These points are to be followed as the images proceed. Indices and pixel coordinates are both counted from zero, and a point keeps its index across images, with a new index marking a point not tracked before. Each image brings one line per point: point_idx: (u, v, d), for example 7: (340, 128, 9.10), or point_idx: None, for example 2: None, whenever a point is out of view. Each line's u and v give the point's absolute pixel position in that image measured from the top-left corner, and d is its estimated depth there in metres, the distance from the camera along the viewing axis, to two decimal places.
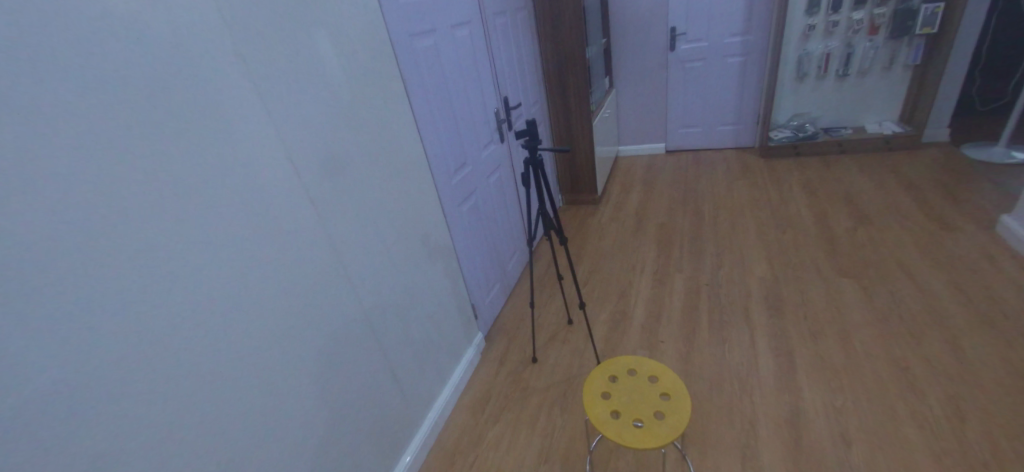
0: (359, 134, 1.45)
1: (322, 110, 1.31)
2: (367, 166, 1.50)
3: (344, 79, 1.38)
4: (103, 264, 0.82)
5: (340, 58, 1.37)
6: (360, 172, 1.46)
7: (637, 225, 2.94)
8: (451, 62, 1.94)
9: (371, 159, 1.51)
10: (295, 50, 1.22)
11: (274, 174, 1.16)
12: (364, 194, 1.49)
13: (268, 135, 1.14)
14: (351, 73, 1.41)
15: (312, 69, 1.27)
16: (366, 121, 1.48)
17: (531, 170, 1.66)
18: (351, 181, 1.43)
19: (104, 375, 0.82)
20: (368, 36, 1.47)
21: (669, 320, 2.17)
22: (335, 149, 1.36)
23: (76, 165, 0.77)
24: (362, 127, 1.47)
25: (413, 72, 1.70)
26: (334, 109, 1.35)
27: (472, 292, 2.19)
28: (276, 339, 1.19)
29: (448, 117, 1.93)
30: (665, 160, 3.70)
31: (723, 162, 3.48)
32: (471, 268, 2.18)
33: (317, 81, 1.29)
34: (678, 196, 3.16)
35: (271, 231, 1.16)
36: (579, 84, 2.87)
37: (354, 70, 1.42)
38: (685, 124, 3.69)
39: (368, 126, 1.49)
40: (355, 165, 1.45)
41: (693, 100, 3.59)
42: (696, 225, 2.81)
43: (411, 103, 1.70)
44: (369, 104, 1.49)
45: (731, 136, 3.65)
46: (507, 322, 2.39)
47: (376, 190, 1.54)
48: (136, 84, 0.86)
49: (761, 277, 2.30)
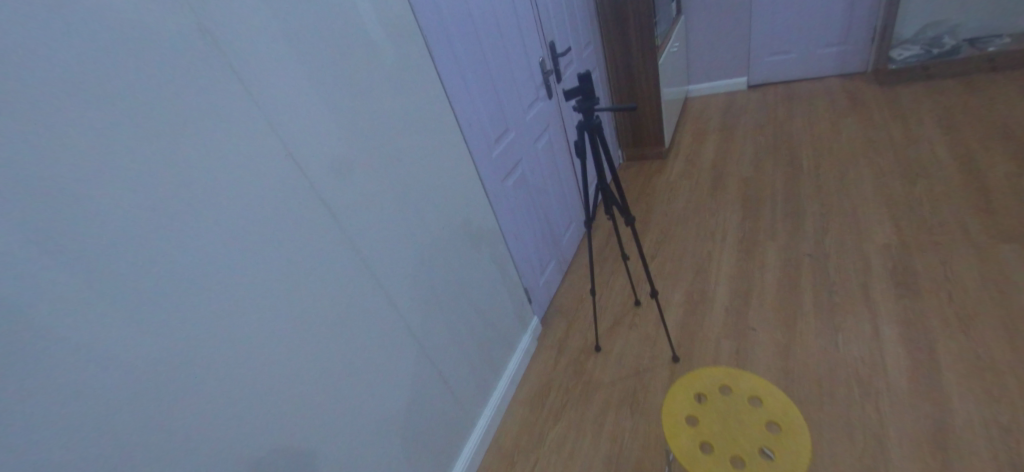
0: (385, 110, 1.15)
1: (336, 88, 1.01)
2: (397, 150, 1.21)
3: (358, 42, 1.07)
4: (87, 327, 0.62)
5: (351, 13, 1.04)
6: (391, 159, 1.18)
7: (715, 181, 2.49)
8: (485, 4, 1.57)
9: (399, 141, 1.22)
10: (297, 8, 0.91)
11: (281, 182, 0.88)
12: (397, 187, 1.21)
13: (266, 132, 0.85)
14: (365, 31, 1.08)
15: (316, 33, 0.96)
16: (390, 94, 1.18)
17: (586, 137, 1.33)
18: (380, 171, 1.15)
19: (100, 460, 0.65)
20: None
21: (761, 301, 1.81)
22: (360, 136, 1.08)
23: (27, 209, 0.56)
24: (387, 103, 1.16)
25: (438, 24, 1.35)
26: (350, 83, 1.05)
27: (523, 275, 1.95)
28: (315, 375, 0.99)
29: (485, 77, 1.60)
30: (748, 97, 3.11)
31: (826, 95, 2.84)
32: (521, 249, 1.93)
33: (316, 48, 0.96)
34: (767, 142, 2.64)
35: (289, 256, 0.91)
36: (641, 15, 2.37)
37: (369, 26, 1.10)
38: (773, 51, 3.05)
39: (393, 99, 1.18)
40: (384, 151, 1.16)
41: (783, 21, 2.93)
42: (792, 178, 2.33)
43: (439, 64, 1.37)
44: (391, 70, 1.17)
45: (836, 62, 2.96)
46: (565, 304, 2.14)
47: (409, 178, 1.26)
48: (66, 79, 0.59)
49: (885, 244, 1.84)
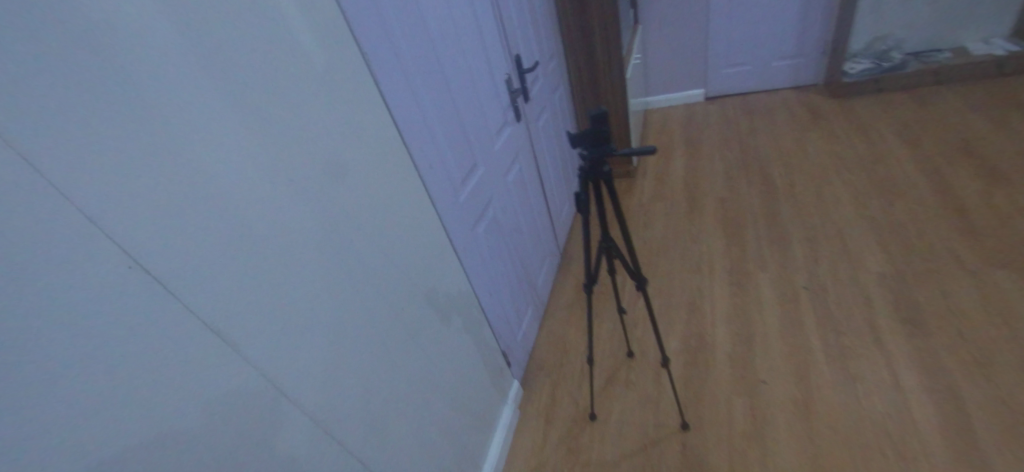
0: (305, 167, 0.77)
1: (210, 137, 0.61)
2: (332, 220, 0.83)
3: (248, 62, 0.67)
4: None
5: (234, 19, 0.65)
6: (320, 237, 0.80)
7: (690, 203, 2.32)
8: (441, 10, 1.22)
9: (334, 208, 0.84)
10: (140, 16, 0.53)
11: (61, 327, 0.47)
12: (333, 274, 0.83)
13: (25, 238, 0.44)
14: (262, 47, 0.69)
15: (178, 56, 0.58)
16: (318, 143, 0.80)
17: (591, 187, 1.02)
18: (301, 259, 0.76)
19: None
20: None
21: (767, 346, 1.62)
22: (273, 212, 0.71)
23: None
24: (311, 157, 0.78)
25: (382, 40, 0.98)
26: (236, 128, 0.65)
27: (500, 335, 1.62)
28: None
29: (445, 104, 1.24)
30: (707, 110, 3.01)
31: (784, 108, 2.79)
32: (495, 305, 1.60)
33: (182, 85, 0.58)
34: (736, 158, 2.52)
35: (118, 451, 0.52)
36: (607, 25, 2.13)
37: (272, 40, 0.71)
38: (730, 62, 2.97)
39: (319, 148, 0.80)
40: (308, 228, 0.78)
41: (740, 32, 2.84)
42: (769, 198, 2.20)
43: (386, 95, 0.99)
44: (312, 104, 0.79)
45: (790, 74, 2.93)
46: (546, 359, 1.84)
47: (355, 255, 0.89)
48: None
49: (879, 273, 1.74)
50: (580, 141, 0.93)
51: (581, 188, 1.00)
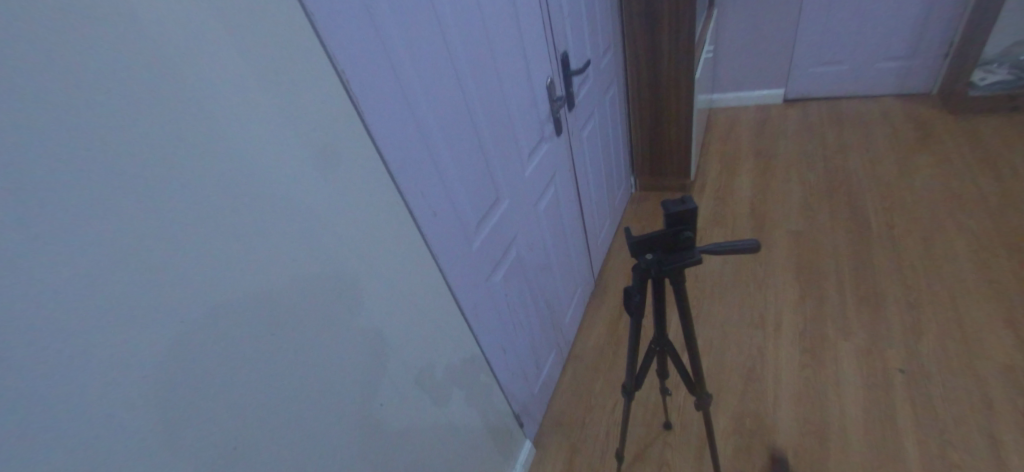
0: (203, 241, 0.48)
1: None
2: (266, 326, 0.57)
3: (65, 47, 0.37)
4: None
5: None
6: (243, 354, 0.54)
7: (756, 233, 1.94)
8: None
9: (272, 306, 0.57)
10: None
11: None
12: (262, 401, 0.57)
13: None
14: (103, 22, 0.39)
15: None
16: (236, 205, 0.51)
17: (649, 291, 0.73)
18: (188, 386, 0.48)
19: None
20: None
21: (844, 443, 1.29)
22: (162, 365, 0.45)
23: None
24: (218, 223, 0.49)
25: (367, 48, 0.69)
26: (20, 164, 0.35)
27: (513, 391, 1.36)
28: None
29: (461, 128, 0.95)
30: (785, 115, 2.55)
31: (884, 122, 2.31)
32: (511, 357, 1.33)
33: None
34: (818, 181, 2.10)
35: None
36: (679, 11, 1.74)
37: (129, 13, 0.41)
38: (820, 59, 2.48)
39: (235, 204, 0.51)
40: (210, 340, 0.50)
41: (839, 23, 2.34)
42: (859, 239, 1.80)
43: (368, 124, 0.71)
44: (217, 128, 0.49)
45: (895, 79, 2.42)
46: (565, 412, 1.57)
47: (303, 362, 0.63)
48: None
49: (1005, 363, 1.36)
50: (648, 245, 0.66)
51: (638, 292, 0.73)
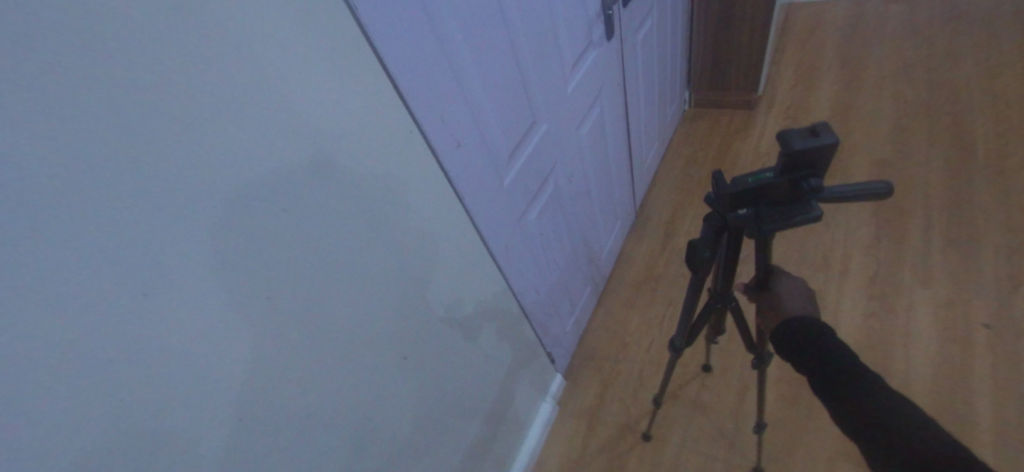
0: (106, 188, 0.36)
1: None
2: (242, 297, 0.46)
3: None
4: None
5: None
6: (206, 331, 0.44)
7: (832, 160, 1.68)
8: None
9: (246, 273, 0.46)
10: None
11: None
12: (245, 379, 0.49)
13: None
14: None
15: None
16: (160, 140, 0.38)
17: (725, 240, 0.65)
18: (130, 364, 0.40)
19: None
20: None
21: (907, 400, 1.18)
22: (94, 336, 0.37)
23: None
24: (129, 162, 0.37)
25: None
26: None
27: (546, 329, 1.29)
28: None
29: (492, 33, 0.75)
30: (886, 11, 2.09)
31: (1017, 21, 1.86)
32: (546, 297, 1.23)
33: None
34: (919, 97, 1.75)
35: None
36: None
37: None
38: None
39: (160, 138, 0.38)
40: (149, 312, 0.40)
41: None
42: (959, 171, 1.52)
43: (367, 28, 0.53)
44: (126, 23, 0.34)
45: None
46: (598, 348, 1.51)
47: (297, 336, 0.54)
48: None
49: None
50: (743, 196, 0.55)
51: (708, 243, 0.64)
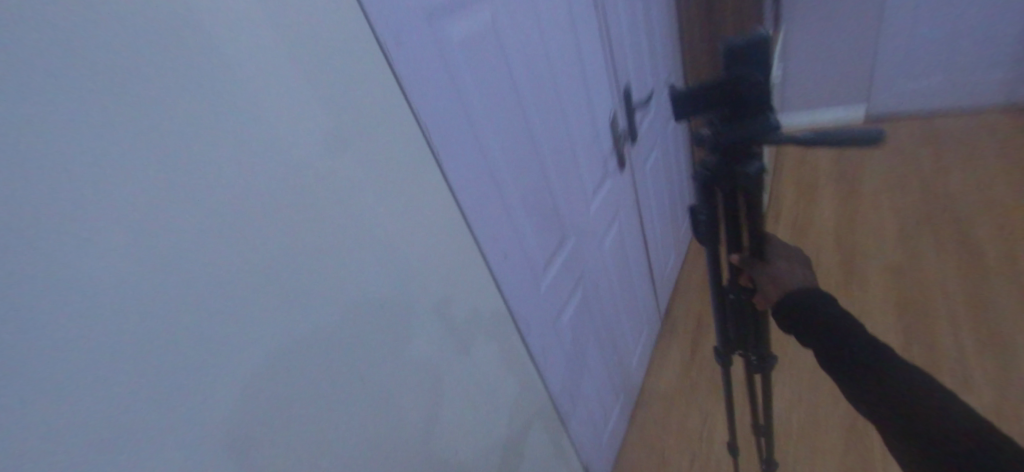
0: (273, 311, 0.47)
1: (136, 325, 0.36)
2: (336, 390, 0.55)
3: (157, 120, 0.37)
4: None
5: (134, 44, 0.36)
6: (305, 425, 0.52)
7: (846, 266, 1.76)
8: (545, 43, 0.93)
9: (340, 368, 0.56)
10: (76, 170, 0.33)
11: None
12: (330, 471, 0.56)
13: None
14: (233, 108, 0.43)
15: (137, 222, 0.36)
16: (307, 269, 0.51)
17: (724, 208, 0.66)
18: (276, 456, 0.49)
19: None
20: (343, 28, 0.53)
21: None
22: (251, 432, 0.46)
23: None
24: (288, 289, 0.49)
25: (450, 105, 0.69)
26: (101, 243, 0.34)
27: (583, 441, 1.27)
28: None
29: (531, 172, 0.94)
30: (869, 135, 2.36)
31: (991, 140, 2.07)
32: (582, 405, 1.25)
33: (136, 276, 0.36)
34: (917, 207, 1.88)
35: None
36: None
37: (253, 93, 0.44)
38: (907, 75, 2.30)
39: (307, 270, 0.51)
40: (275, 409, 0.48)
41: (927, 36, 2.18)
42: (975, 275, 1.58)
43: (448, 177, 0.71)
44: (315, 195, 0.51)
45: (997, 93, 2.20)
46: (638, 465, 1.45)
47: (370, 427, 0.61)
48: None
49: None
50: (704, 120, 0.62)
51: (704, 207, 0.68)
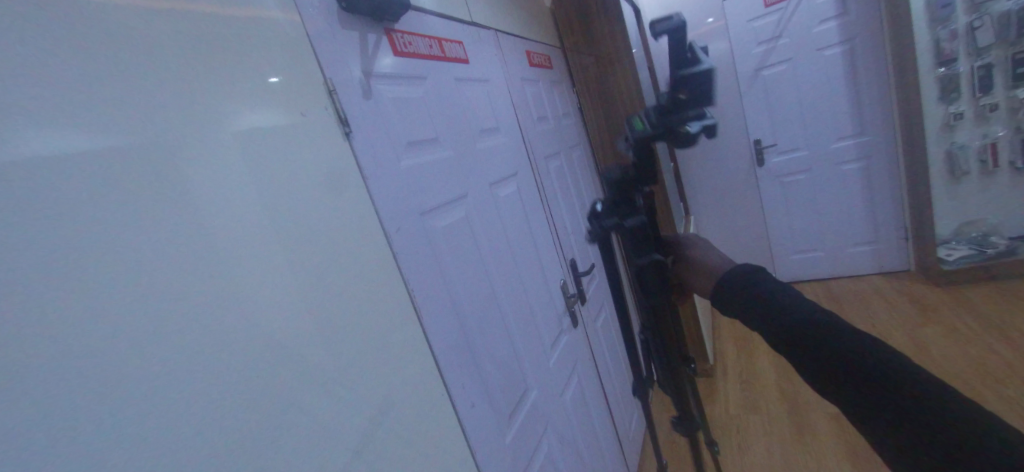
0: (256, 440, 0.55)
1: (206, 434, 0.50)
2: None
3: (250, 289, 0.58)
4: None
5: (201, 229, 0.54)
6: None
7: (793, 415, 1.89)
8: (507, 229, 1.23)
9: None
10: (203, 320, 0.52)
11: None
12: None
13: None
14: (290, 280, 0.64)
15: (227, 357, 0.54)
16: (287, 403, 0.60)
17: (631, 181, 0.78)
18: None
19: None
20: (361, 225, 0.78)
21: None
22: None
23: None
24: (272, 421, 0.58)
25: (430, 275, 0.92)
26: (134, 365, 0.45)
27: None
28: None
29: (500, 327, 1.12)
30: None
31: (878, 298, 2.49)
32: None
33: (217, 394, 0.52)
34: None
35: None
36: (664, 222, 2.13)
37: (300, 269, 0.66)
38: (798, 249, 2.86)
39: (315, 403, 0.64)
40: None
41: (802, 220, 2.79)
42: None
43: (427, 328, 0.89)
44: (331, 341, 0.68)
45: (872, 261, 2.73)
46: None
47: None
48: None
49: None
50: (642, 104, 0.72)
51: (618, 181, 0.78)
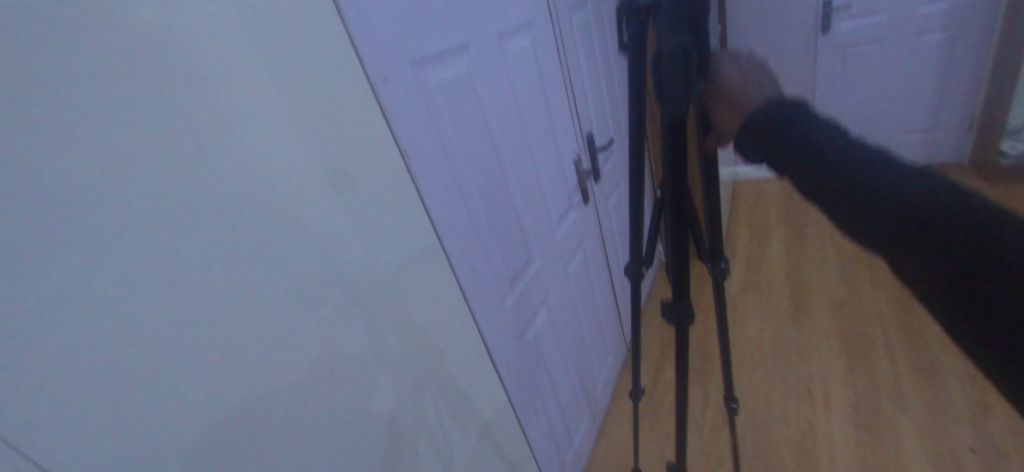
0: (249, 286, 0.54)
1: (202, 278, 0.49)
2: (277, 374, 0.58)
3: (240, 133, 0.53)
4: None
5: (164, 60, 0.46)
6: (242, 407, 0.54)
7: (794, 300, 1.92)
8: (520, 93, 1.12)
9: (288, 350, 0.59)
10: (187, 162, 0.48)
11: None
12: (274, 456, 0.58)
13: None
14: (284, 127, 0.58)
15: (215, 202, 0.50)
16: (279, 253, 0.58)
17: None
18: (278, 408, 0.58)
19: None
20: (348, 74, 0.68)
21: None
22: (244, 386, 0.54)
23: None
24: (264, 269, 0.56)
25: (429, 136, 0.83)
26: (111, 201, 0.42)
27: (546, 460, 1.28)
28: None
29: (503, 197, 1.06)
30: None
31: None
32: (546, 424, 1.28)
33: (205, 240, 0.49)
34: (853, 251, 2.11)
35: None
36: None
37: (288, 115, 0.59)
38: None
39: (305, 258, 0.61)
40: (272, 362, 0.57)
41: (856, 102, 2.50)
42: (903, 309, 1.76)
43: (423, 195, 0.82)
44: (321, 199, 0.64)
45: (922, 152, 2.50)
46: None
47: (321, 414, 0.64)
48: None
49: None
50: None
51: None
